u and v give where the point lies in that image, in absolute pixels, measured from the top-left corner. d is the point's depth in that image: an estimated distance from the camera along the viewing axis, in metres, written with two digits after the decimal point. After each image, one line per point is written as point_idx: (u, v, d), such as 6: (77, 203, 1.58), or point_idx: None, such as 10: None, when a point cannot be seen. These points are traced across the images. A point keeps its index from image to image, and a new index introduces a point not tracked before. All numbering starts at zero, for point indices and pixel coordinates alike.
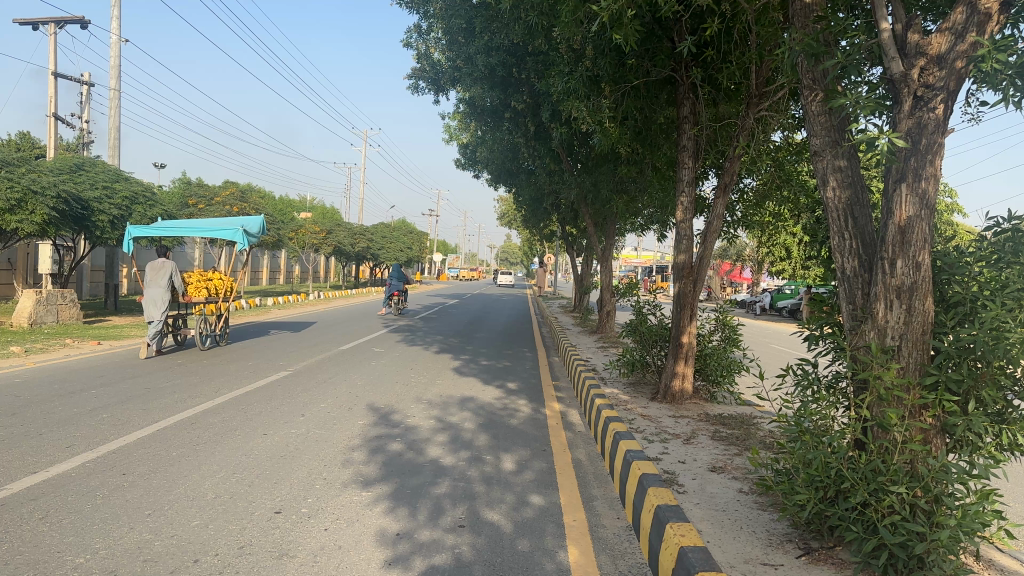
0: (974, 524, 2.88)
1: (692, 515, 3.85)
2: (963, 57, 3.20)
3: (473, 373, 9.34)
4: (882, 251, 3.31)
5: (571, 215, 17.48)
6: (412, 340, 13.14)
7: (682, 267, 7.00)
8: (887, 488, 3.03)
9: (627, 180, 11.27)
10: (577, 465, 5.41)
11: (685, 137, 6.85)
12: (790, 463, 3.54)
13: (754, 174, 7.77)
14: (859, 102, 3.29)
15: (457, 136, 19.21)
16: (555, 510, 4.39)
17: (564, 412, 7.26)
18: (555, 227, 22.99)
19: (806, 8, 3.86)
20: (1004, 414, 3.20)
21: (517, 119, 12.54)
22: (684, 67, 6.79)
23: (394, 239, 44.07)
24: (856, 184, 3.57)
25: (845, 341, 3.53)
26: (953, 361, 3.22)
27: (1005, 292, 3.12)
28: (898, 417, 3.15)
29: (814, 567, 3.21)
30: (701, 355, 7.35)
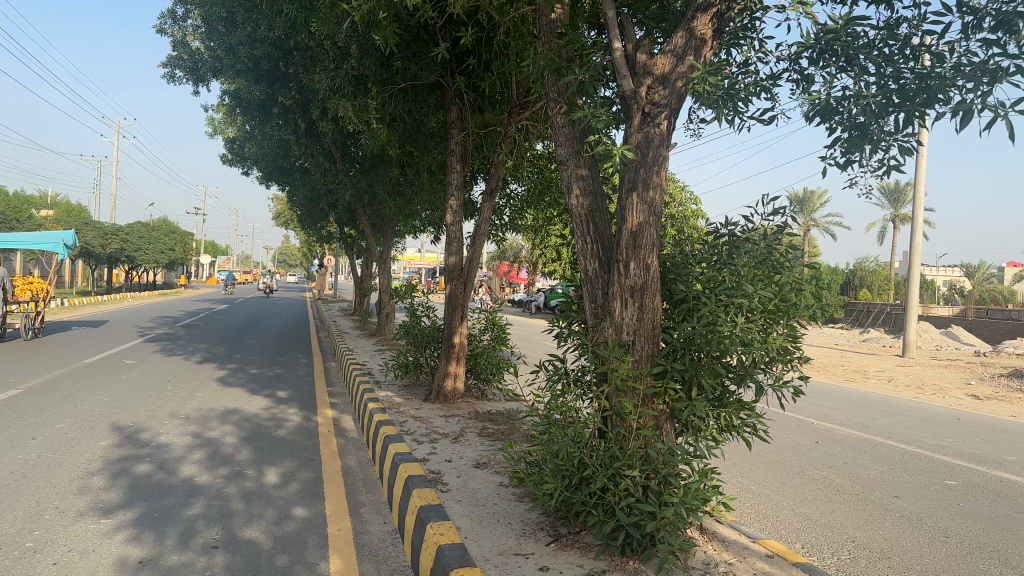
0: (695, 500, 3.17)
1: (453, 513, 3.91)
2: (682, 78, 3.55)
3: (241, 383, 8.84)
4: (617, 254, 3.59)
5: (348, 216, 17.11)
6: (172, 350, 12.18)
7: (453, 269, 7.16)
8: (622, 473, 3.27)
9: (400, 182, 11.29)
10: (346, 473, 5.30)
11: (452, 142, 7.02)
12: (540, 455, 3.73)
13: (519, 181, 8.12)
14: (597, 117, 3.53)
15: (223, 129, 18.12)
16: (319, 521, 4.28)
17: (336, 419, 7.10)
18: (333, 229, 22.45)
19: (551, 23, 4.06)
20: (722, 398, 3.60)
21: (286, 115, 12.11)
22: (449, 73, 6.95)
23: (154, 240, 40.57)
24: (596, 192, 3.85)
25: (588, 338, 3.77)
26: (677, 353, 3.56)
27: (720, 289, 3.49)
28: (633, 405, 3.41)
29: (561, 553, 3.39)
30: (472, 354, 7.55)
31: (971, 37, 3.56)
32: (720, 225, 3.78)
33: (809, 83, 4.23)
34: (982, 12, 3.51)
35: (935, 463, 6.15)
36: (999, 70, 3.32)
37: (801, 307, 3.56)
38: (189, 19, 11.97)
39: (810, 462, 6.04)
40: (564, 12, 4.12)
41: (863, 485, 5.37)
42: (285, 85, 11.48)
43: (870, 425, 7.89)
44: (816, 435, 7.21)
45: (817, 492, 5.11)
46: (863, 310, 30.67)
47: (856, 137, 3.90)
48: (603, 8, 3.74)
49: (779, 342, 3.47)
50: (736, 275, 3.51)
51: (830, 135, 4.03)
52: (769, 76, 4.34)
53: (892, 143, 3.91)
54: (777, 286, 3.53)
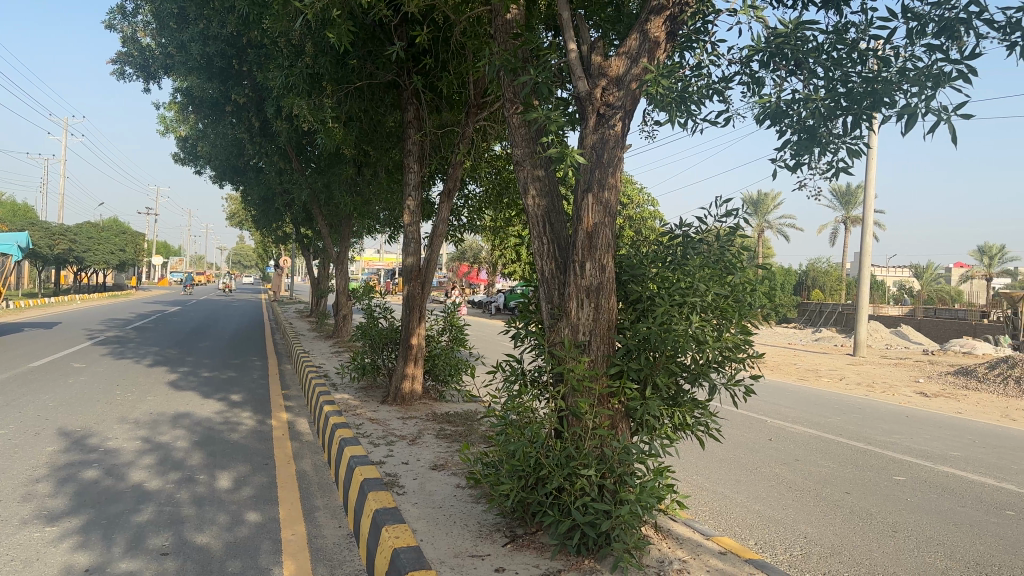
0: (650, 498, 3.19)
1: (410, 516, 3.88)
2: (636, 81, 3.58)
3: (193, 387, 8.66)
4: (573, 255, 3.60)
5: (304, 216, 16.91)
6: (122, 353, 11.90)
7: (410, 269, 7.11)
8: (578, 472, 3.28)
9: (358, 183, 11.19)
10: (301, 476, 5.22)
11: (410, 141, 6.99)
12: (497, 456, 3.71)
13: (477, 182, 8.12)
14: (552, 118, 3.53)
15: (175, 128, 17.76)
16: (273, 525, 4.21)
17: (292, 422, 7.00)
18: (289, 230, 22.17)
19: (506, 24, 4.05)
20: (676, 397, 3.63)
21: (240, 113, 11.92)
22: (406, 72, 6.92)
23: (104, 241, 39.57)
24: (552, 193, 3.86)
25: (544, 338, 3.77)
26: (632, 352, 3.58)
27: (674, 288, 3.53)
28: (589, 405, 3.42)
29: (518, 553, 3.38)
30: (430, 355, 7.51)
31: (916, 42, 3.65)
32: (674, 226, 3.81)
33: (760, 86, 4.30)
34: (926, 18, 3.60)
35: (884, 459, 6.30)
36: (942, 75, 3.41)
37: (754, 307, 3.61)
38: (139, 14, 11.70)
39: (763, 459, 6.14)
40: (519, 13, 4.12)
41: (814, 481, 5.47)
42: (239, 82, 11.30)
43: (821, 423, 8.04)
44: (770, 433, 7.33)
45: (770, 489, 5.18)
46: (816, 310, 31.34)
47: (805, 140, 3.98)
48: (557, 9, 3.74)
49: (732, 341, 3.52)
50: (690, 275, 3.55)
51: (780, 138, 4.10)
52: (721, 79, 4.39)
53: (841, 146, 3.99)
54: (730, 286, 3.58)
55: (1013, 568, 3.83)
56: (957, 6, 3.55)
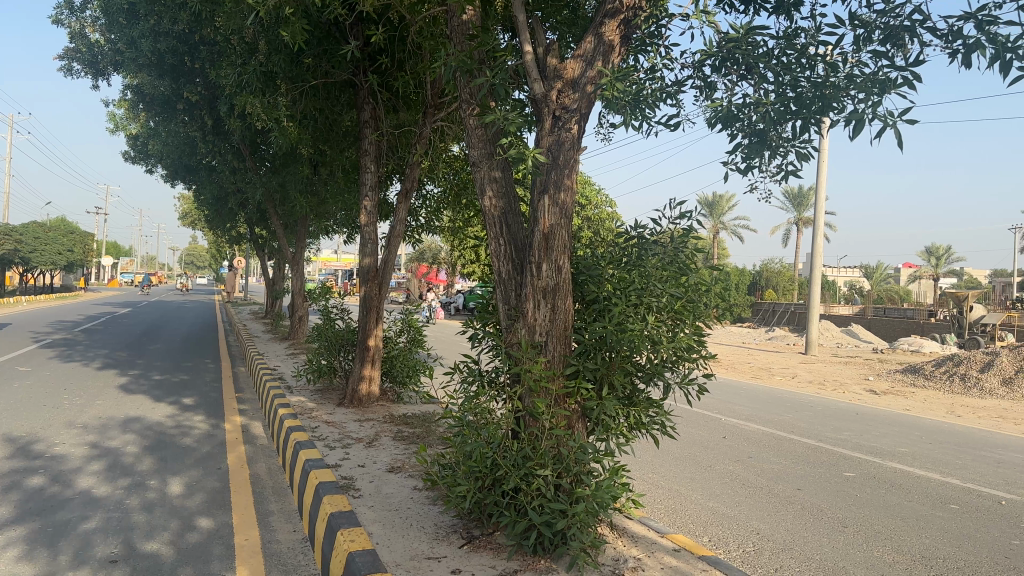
0: (606, 496, 3.22)
1: (365, 519, 3.85)
2: (591, 84, 3.61)
3: (143, 390, 8.47)
4: (530, 256, 3.60)
5: (259, 216, 16.66)
6: (70, 356, 11.58)
7: (367, 271, 7.06)
8: (534, 472, 3.29)
9: (314, 182, 11.06)
10: (255, 480, 5.16)
11: (366, 141, 6.95)
12: (454, 458, 3.70)
13: (435, 182, 8.10)
14: (509, 120, 3.53)
15: (125, 126, 17.35)
16: (225, 531, 4.15)
17: (246, 426, 6.90)
18: (244, 230, 21.83)
19: (462, 25, 4.04)
20: (632, 397, 3.66)
21: (192, 111, 11.69)
22: (362, 72, 6.87)
23: (51, 241, 38.46)
24: (509, 194, 3.87)
25: (502, 339, 3.77)
26: (588, 352, 3.61)
27: (630, 289, 3.56)
28: (546, 405, 3.43)
29: (474, 555, 3.38)
30: (388, 356, 7.47)
31: (863, 49, 3.74)
32: (628, 227, 3.84)
33: (712, 90, 4.36)
34: (872, 26, 3.69)
35: (834, 456, 6.44)
36: (888, 81, 3.49)
37: (707, 307, 3.67)
38: (88, 9, 11.41)
39: (718, 456, 6.23)
40: (476, 14, 4.12)
41: (767, 478, 5.58)
42: (191, 80, 11.08)
43: (774, 420, 8.19)
44: (724, 431, 7.44)
45: (724, 486, 5.26)
46: (770, 309, 31.92)
47: (756, 143, 4.05)
48: (513, 11, 3.74)
49: (686, 341, 3.57)
50: (644, 276, 3.59)
51: (731, 141, 4.17)
52: (675, 82, 4.45)
53: (790, 149, 4.08)
54: (684, 287, 3.62)
55: (957, 560, 3.95)
56: (902, 14, 3.65)
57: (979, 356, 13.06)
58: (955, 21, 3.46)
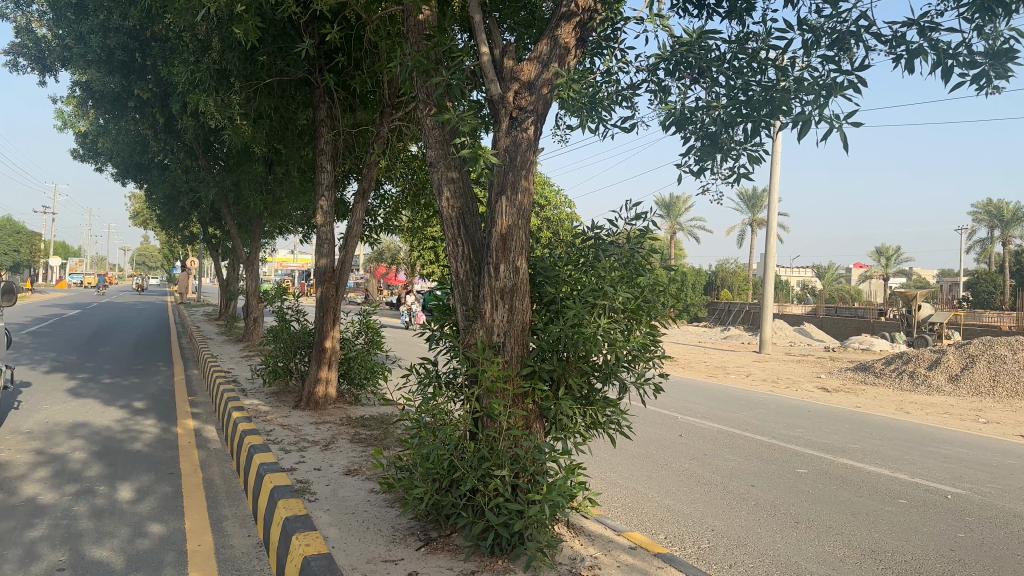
0: (563, 496, 3.24)
1: (320, 522, 3.81)
2: (547, 85, 3.63)
3: (92, 394, 8.26)
4: (488, 257, 3.61)
5: (212, 216, 16.37)
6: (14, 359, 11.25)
7: (324, 271, 6.98)
8: (492, 473, 3.29)
9: (268, 182, 10.91)
10: (208, 485, 5.07)
11: (322, 140, 6.88)
12: (411, 460, 3.68)
13: (393, 182, 8.06)
14: (465, 120, 3.52)
15: (73, 123, 16.90)
16: (177, 537, 4.07)
17: (198, 430, 6.77)
18: (197, 230, 21.44)
19: (419, 24, 4.02)
20: (589, 397, 3.69)
21: (144, 108, 11.44)
22: (318, 70, 6.79)
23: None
24: (466, 195, 3.87)
25: (459, 340, 3.76)
26: (546, 353, 3.63)
27: (586, 290, 3.59)
28: (504, 405, 3.43)
29: (431, 557, 3.37)
30: (345, 358, 7.40)
31: (811, 53, 3.81)
32: (585, 227, 3.86)
33: (666, 92, 4.41)
34: (820, 30, 3.77)
35: (787, 453, 6.57)
36: (834, 84, 3.57)
37: (662, 307, 3.70)
38: (35, 4, 11.10)
39: (675, 455, 6.30)
40: (432, 15, 4.10)
41: (722, 475, 5.66)
42: (142, 77, 10.85)
43: (729, 418, 8.32)
44: (680, 429, 7.53)
45: (679, 484, 5.33)
46: (725, 309, 32.41)
47: (709, 146, 4.12)
48: (470, 11, 3.74)
49: (641, 340, 3.61)
50: (600, 277, 3.62)
51: (684, 144, 4.22)
52: (630, 85, 4.48)
53: (742, 152, 4.15)
54: (640, 287, 3.66)
55: (904, 553, 4.05)
56: (848, 19, 3.74)
57: (926, 354, 13.43)
58: (898, 26, 3.56)
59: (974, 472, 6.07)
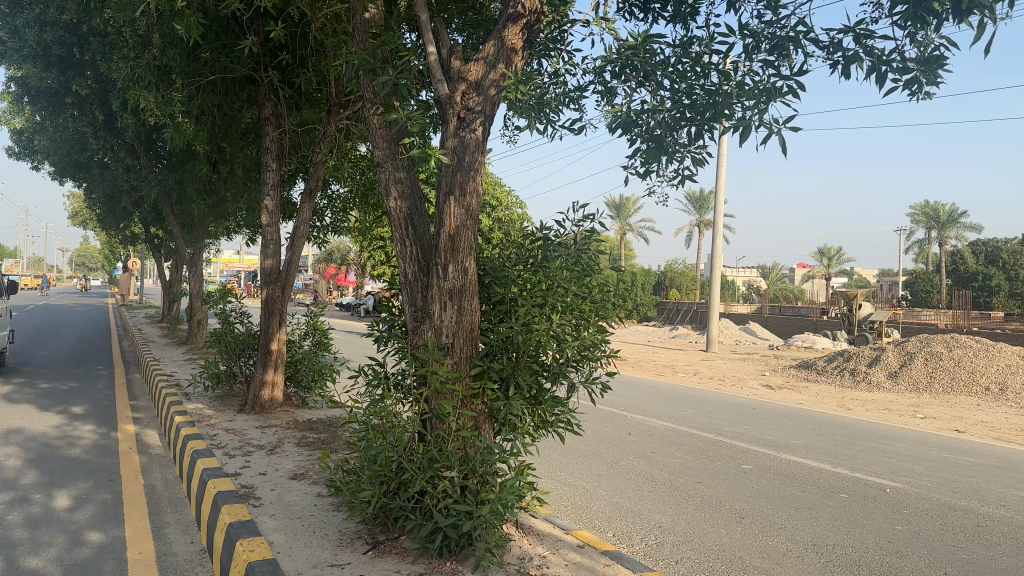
0: (511, 496, 3.25)
1: (266, 528, 3.75)
2: (494, 87, 3.64)
3: (28, 399, 7.99)
4: (436, 258, 3.60)
5: (154, 215, 16.00)
6: None
7: (270, 272, 6.87)
8: (441, 474, 3.28)
9: (213, 182, 10.71)
10: (149, 491, 4.94)
11: (267, 139, 6.78)
12: (358, 463, 3.64)
13: (341, 182, 7.98)
14: (413, 120, 3.50)
15: (8, 119, 16.35)
16: (117, 545, 3.96)
17: (140, 435, 6.60)
18: (138, 229, 20.91)
19: (365, 23, 3.98)
20: (538, 397, 3.70)
21: (82, 105, 11.15)
22: (263, 67, 6.70)
23: None
24: (414, 195, 3.85)
25: (407, 341, 3.73)
26: (494, 353, 3.63)
27: (534, 291, 3.60)
28: (452, 407, 3.42)
29: (379, 560, 3.34)
30: (292, 361, 7.30)
31: (752, 57, 3.89)
32: (534, 227, 3.87)
33: (612, 95, 4.46)
34: (760, 36, 3.85)
35: (733, 449, 6.69)
36: (774, 89, 3.65)
37: (609, 308, 3.73)
38: None
39: (624, 453, 6.36)
40: (378, 13, 4.07)
41: (670, 472, 5.74)
42: (81, 73, 10.58)
43: (676, 416, 8.45)
44: (629, 427, 7.61)
45: (628, 481, 5.39)
46: (674, 309, 32.90)
47: (654, 149, 4.17)
48: (416, 11, 3.72)
49: (589, 340, 3.63)
50: (549, 277, 3.63)
51: (630, 146, 4.26)
52: (577, 88, 4.51)
53: (686, 155, 4.22)
54: (588, 287, 3.68)
55: (845, 546, 4.16)
56: (787, 25, 3.83)
57: (866, 352, 13.82)
58: (835, 33, 3.65)
59: (911, 466, 6.28)
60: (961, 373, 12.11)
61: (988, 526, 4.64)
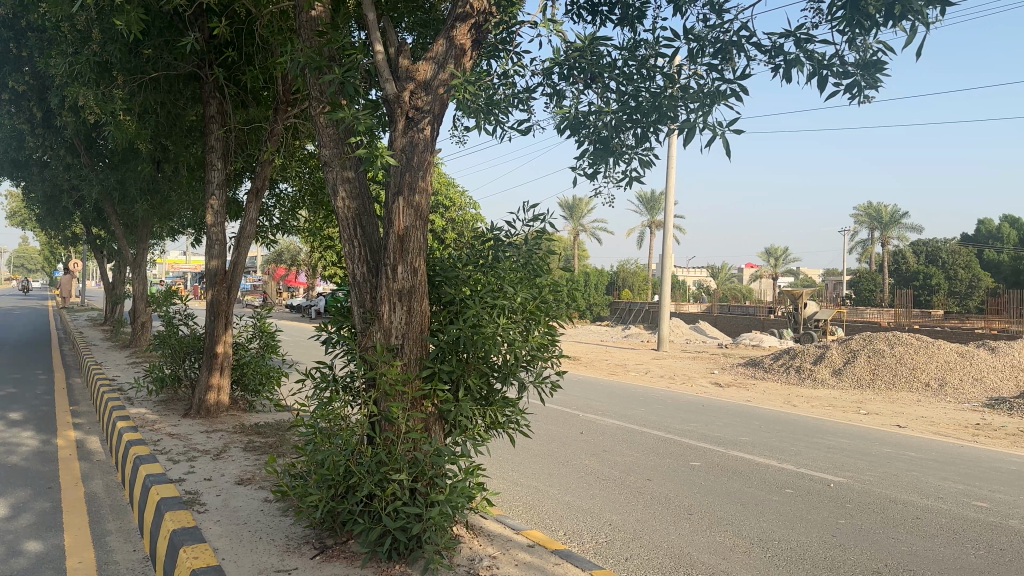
0: (460, 498, 3.24)
1: (211, 534, 3.68)
2: (443, 87, 3.63)
3: None
4: (385, 258, 3.57)
5: (96, 215, 15.57)
6: None
7: (214, 273, 6.74)
8: (389, 477, 3.26)
9: (157, 181, 10.48)
10: (91, 499, 4.81)
11: (213, 138, 6.65)
12: (305, 467, 3.60)
13: (290, 181, 7.88)
14: (360, 120, 3.47)
15: None
16: (56, 554, 3.84)
17: (81, 441, 6.42)
18: (79, 229, 20.32)
19: (311, 21, 3.94)
20: (488, 397, 3.70)
21: (20, 101, 10.84)
22: (207, 65, 6.58)
23: None
24: (363, 195, 3.82)
25: (356, 343, 3.70)
26: (444, 354, 3.61)
27: (484, 292, 3.59)
28: (401, 409, 3.40)
29: (326, 565, 3.31)
30: (239, 364, 7.18)
31: (698, 61, 3.94)
32: (484, 227, 3.86)
33: (561, 97, 4.47)
34: (704, 40, 3.91)
35: (683, 447, 6.78)
36: (718, 93, 3.70)
37: (559, 309, 3.74)
38: None
39: (575, 452, 6.40)
40: (325, 11, 4.02)
41: (621, 470, 5.79)
42: (18, 68, 10.29)
43: (627, 415, 8.53)
44: (581, 426, 7.67)
45: (580, 480, 5.42)
46: (626, 308, 33.24)
47: (601, 150, 4.20)
48: (363, 10, 3.69)
49: (538, 341, 3.64)
50: (498, 278, 3.63)
51: (578, 147, 4.29)
52: (525, 89, 4.52)
53: (633, 156, 4.26)
54: (538, 287, 3.68)
55: (790, 541, 4.25)
56: (730, 30, 3.89)
57: (811, 350, 14.14)
58: (776, 37, 3.72)
59: (853, 461, 6.44)
60: (902, 370, 12.48)
61: (926, 518, 4.79)
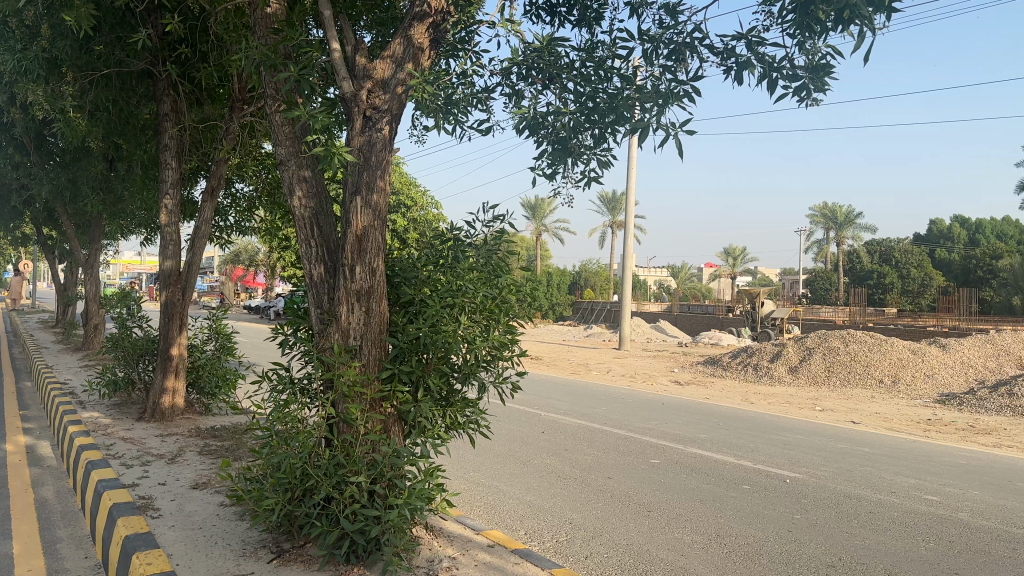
0: (419, 499, 3.23)
1: (165, 540, 3.62)
2: (401, 86, 3.61)
3: None
4: (342, 259, 3.54)
5: (46, 215, 15.17)
6: None
7: (168, 275, 6.63)
8: (347, 479, 3.23)
9: (109, 179, 10.27)
10: (40, 506, 4.68)
11: (167, 136, 6.53)
12: (261, 470, 3.56)
13: (246, 180, 7.77)
14: (316, 118, 3.44)
15: None
16: (3, 563, 3.74)
17: (31, 446, 6.26)
18: (29, 230, 19.79)
19: (266, 18, 3.90)
20: (448, 398, 3.69)
21: None
22: (161, 62, 6.46)
23: None
24: (320, 194, 3.78)
25: (313, 344, 3.66)
26: (403, 355, 3.60)
27: (443, 292, 3.58)
28: (360, 411, 3.38)
29: (283, 568, 3.28)
30: (194, 367, 7.06)
31: (653, 62, 3.98)
32: (444, 227, 3.85)
33: (519, 96, 4.48)
34: (659, 41, 3.96)
35: (644, 445, 6.84)
36: (672, 94, 3.75)
37: (518, 309, 3.74)
38: None
39: (536, 451, 6.41)
40: (280, 8, 3.98)
41: (582, 469, 5.82)
42: None
43: (588, 414, 8.58)
44: (542, 425, 7.69)
45: (541, 480, 5.43)
46: (589, 308, 33.45)
47: (559, 150, 4.23)
48: (319, 8, 3.65)
49: (497, 340, 3.64)
50: (456, 278, 3.62)
51: (536, 147, 4.30)
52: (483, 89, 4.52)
53: (591, 157, 4.29)
54: (497, 287, 3.68)
55: (747, 536, 4.32)
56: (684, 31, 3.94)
57: (768, 347, 14.38)
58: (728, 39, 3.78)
59: (809, 457, 6.57)
60: (856, 367, 12.75)
61: (878, 512, 4.90)
